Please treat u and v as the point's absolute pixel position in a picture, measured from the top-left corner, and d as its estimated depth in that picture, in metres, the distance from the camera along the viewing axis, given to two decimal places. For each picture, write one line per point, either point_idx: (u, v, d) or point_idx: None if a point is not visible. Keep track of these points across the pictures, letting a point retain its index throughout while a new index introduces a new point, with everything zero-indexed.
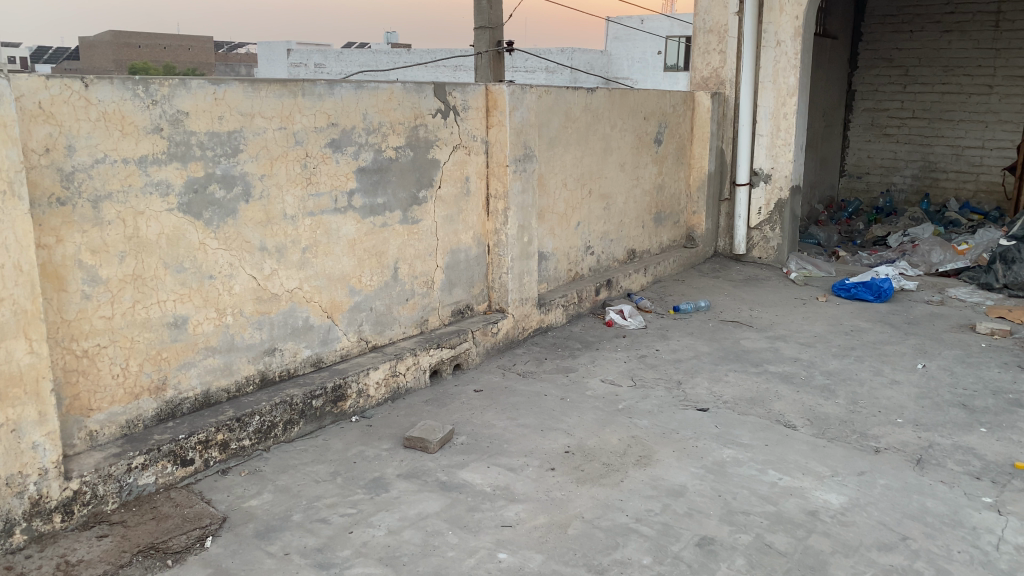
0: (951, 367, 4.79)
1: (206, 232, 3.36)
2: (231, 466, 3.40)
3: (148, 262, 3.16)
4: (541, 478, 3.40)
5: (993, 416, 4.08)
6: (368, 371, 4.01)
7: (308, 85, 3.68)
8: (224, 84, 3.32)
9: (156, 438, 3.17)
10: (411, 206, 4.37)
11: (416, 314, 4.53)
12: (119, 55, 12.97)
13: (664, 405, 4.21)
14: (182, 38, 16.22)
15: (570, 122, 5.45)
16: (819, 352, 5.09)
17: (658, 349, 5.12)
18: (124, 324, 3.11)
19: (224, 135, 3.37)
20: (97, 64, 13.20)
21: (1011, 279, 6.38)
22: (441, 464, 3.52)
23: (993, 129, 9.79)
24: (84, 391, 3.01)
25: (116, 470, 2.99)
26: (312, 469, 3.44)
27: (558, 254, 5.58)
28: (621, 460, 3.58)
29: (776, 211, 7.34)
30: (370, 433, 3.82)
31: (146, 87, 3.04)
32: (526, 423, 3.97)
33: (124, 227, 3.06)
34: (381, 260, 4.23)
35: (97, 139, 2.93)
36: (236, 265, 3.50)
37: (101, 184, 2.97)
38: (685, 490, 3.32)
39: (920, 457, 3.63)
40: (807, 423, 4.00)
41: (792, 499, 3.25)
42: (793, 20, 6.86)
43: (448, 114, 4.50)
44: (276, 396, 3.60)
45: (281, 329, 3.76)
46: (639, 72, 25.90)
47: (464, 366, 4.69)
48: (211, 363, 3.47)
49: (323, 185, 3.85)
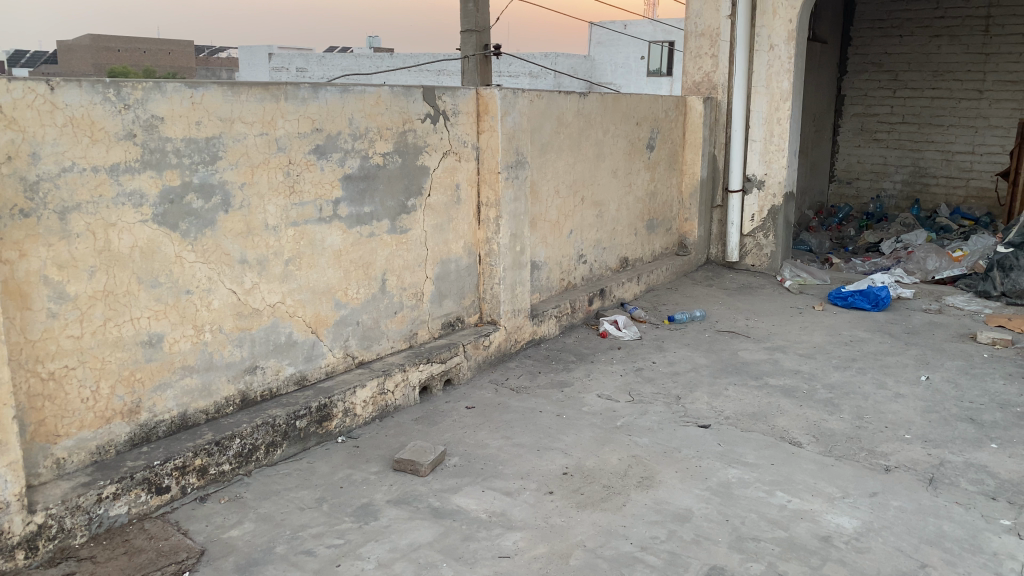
0: (955, 379, 4.66)
1: (182, 244, 3.16)
2: (210, 492, 3.20)
3: (121, 277, 2.96)
4: (539, 503, 3.22)
5: (1003, 431, 3.94)
6: (355, 390, 3.82)
7: (291, 89, 3.50)
8: (202, 87, 3.13)
9: (128, 465, 2.96)
10: (399, 215, 4.18)
11: (405, 328, 4.35)
12: (97, 59, 12.93)
13: (664, 422, 4.05)
14: (162, 42, 16.21)
15: (563, 128, 5.30)
16: (819, 364, 4.95)
17: (655, 362, 4.97)
18: (94, 344, 2.91)
19: (203, 141, 3.18)
20: (76, 67, 13.29)
21: (1009, 287, 6.25)
22: (433, 488, 3.34)
23: (983, 134, 9.76)
24: (50, 417, 2.80)
25: (86, 501, 2.78)
26: (297, 495, 3.24)
27: (550, 263, 5.41)
28: (622, 482, 3.41)
29: (769, 219, 7.21)
30: (357, 455, 3.62)
31: (117, 91, 2.85)
32: (521, 442, 3.79)
33: (94, 240, 2.86)
34: (367, 272, 4.04)
35: (64, 146, 2.73)
36: (215, 278, 3.31)
37: (68, 194, 2.77)
38: (692, 515, 3.15)
39: (932, 476, 3.48)
40: (813, 440, 3.85)
41: (803, 523, 3.09)
42: (787, 23, 6.74)
43: (438, 119, 4.33)
44: (258, 417, 3.40)
45: (262, 346, 3.56)
46: (623, 78, 25.96)
47: (454, 382, 4.50)
48: (188, 383, 3.27)
49: (308, 194, 3.66)
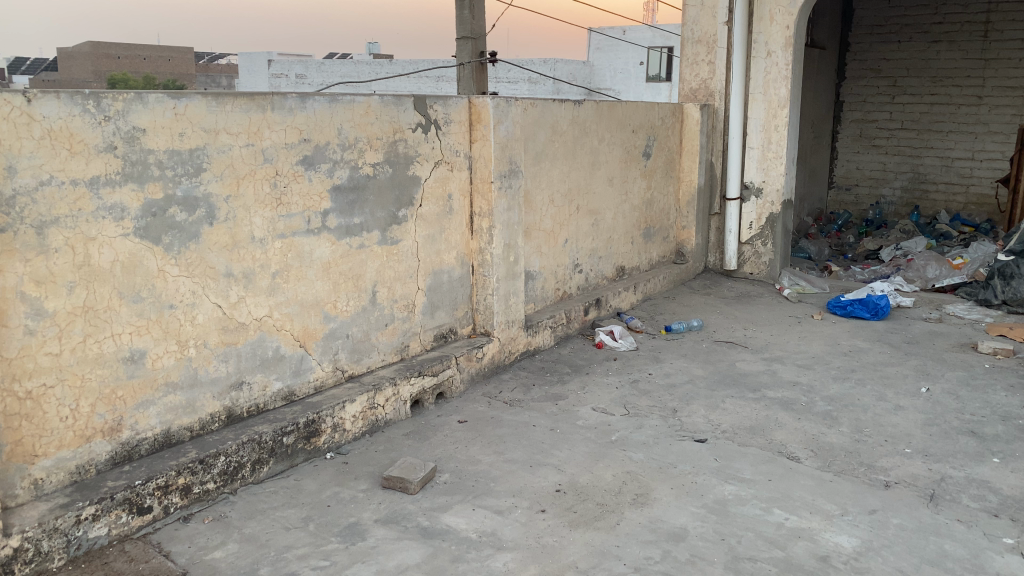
0: (956, 391, 4.58)
1: (165, 258, 3.09)
2: (193, 512, 3.12)
3: (101, 292, 2.89)
4: (531, 522, 3.15)
5: (1005, 445, 3.86)
6: (344, 405, 3.74)
7: (278, 99, 3.44)
8: (185, 97, 3.07)
9: (109, 485, 2.89)
10: (390, 226, 4.12)
11: (396, 340, 4.28)
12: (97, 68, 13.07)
13: (659, 436, 3.98)
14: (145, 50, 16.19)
15: (557, 136, 5.24)
16: (818, 375, 4.87)
17: (651, 373, 4.89)
18: (73, 361, 2.84)
19: (186, 152, 3.12)
20: (77, 76, 13.53)
21: (1010, 296, 6.18)
22: (422, 506, 3.26)
23: (983, 140, 9.71)
24: (27, 437, 2.73)
25: (63, 523, 2.71)
26: (283, 515, 3.17)
27: (545, 273, 5.35)
28: (616, 499, 3.33)
29: (768, 226, 7.15)
30: (346, 472, 3.55)
31: (97, 102, 2.79)
32: (513, 458, 3.72)
33: (73, 254, 2.79)
34: (357, 284, 3.98)
35: (41, 158, 2.66)
36: (199, 292, 3.24)
37: (46, 208, 2.70)
38: (687, 534, 3.08)
39: (933, 493, 3.41)
40: (811, 455, 3.78)
41: (801, 542, 3.02)
42: (784, 29, 6.68)
43: (429, 128, 4.26)
44: (243, 434, 3.33)
45: (248, 360, 3.49)
46: (622, 83, 25.96)
47: (447, 395, 4.44)
48: (172, 400, 3.20)
49: (296, 206, 3.59)
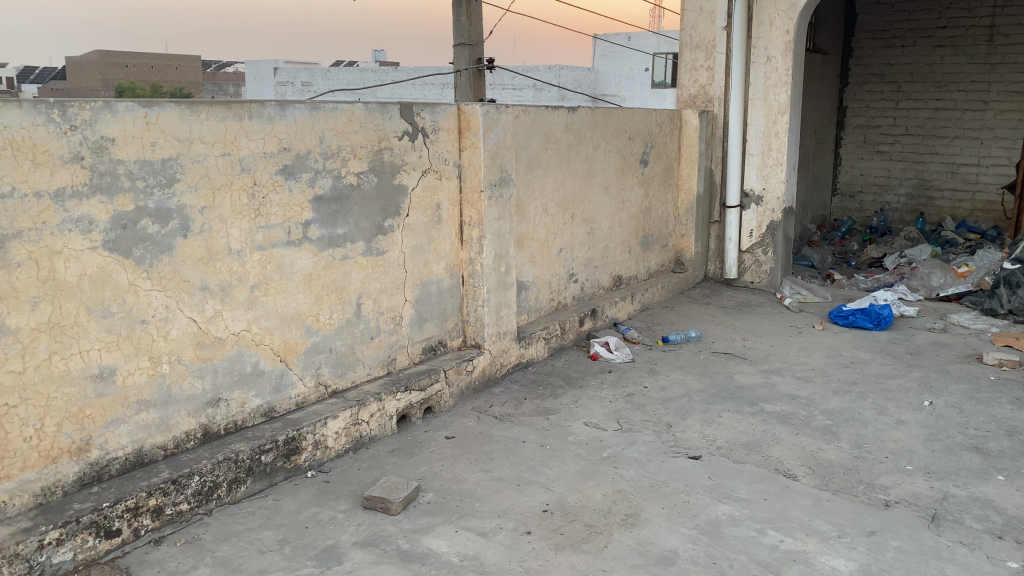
0: (960, 405, 4.45)
1: (136, 272, 2.99)
2: (165, 534, 3.02)
3: (67, 308, 2.80)
4: (515, 545, 3.03)
5: (1011, 462, 3.73)
6: (326, 422, 3.63)
7: (256, 107, 3.34)
8: (157, 106, 2.97)
9: (75, 508, 2.78)
10: (375, 237, 4.01)
11: (382, 354, 4.17)
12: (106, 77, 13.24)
13: (652, 453, 3.85)
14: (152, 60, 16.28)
15: (551, 143, 5.13)
16: (818, 388, 4.74)
17: (647, 387, 4.77)
18: (37, 379, 2.74)
19: (158, 163, 3.02)
20: (84, 84, 13.85)
21: (1017, 305, 6.04)
22: (404, 528, 3.15)
23: (989, 145, 9.57)
24: None
25: (25, 548, 2.60)
26: (258, 537, 3.06)
27: (538, 283, 5.23)
28: (605, 520, 3.21)
29: (769, 235, 7.03)
30: (327, 491, 3.44)
31: (62, 111, 2.70)
32: (501, 476, 3.60)
33: (38, 269, 2.70)
34: (341, 296, 3.87)
35: (3, 169, 2.57)
36: (173, 306, 3.14)
37: (7, 221, 2.60)
38: (677, 557, 2.96)
39: (935, 513, 3.28)
40: (808, 473, 3.65)
41: (795, 566, 2.89)
42: (783, 35, 6.57)
43: (416, 136, 4.15)
44: (219, 453, 3.22)
45: (226, 376, 3.39)
46: (627, 90, 25.87)
47: (435, 409, 4.32)
48: (144, 418, 3.10)
49: (275, 216, 3.49)
